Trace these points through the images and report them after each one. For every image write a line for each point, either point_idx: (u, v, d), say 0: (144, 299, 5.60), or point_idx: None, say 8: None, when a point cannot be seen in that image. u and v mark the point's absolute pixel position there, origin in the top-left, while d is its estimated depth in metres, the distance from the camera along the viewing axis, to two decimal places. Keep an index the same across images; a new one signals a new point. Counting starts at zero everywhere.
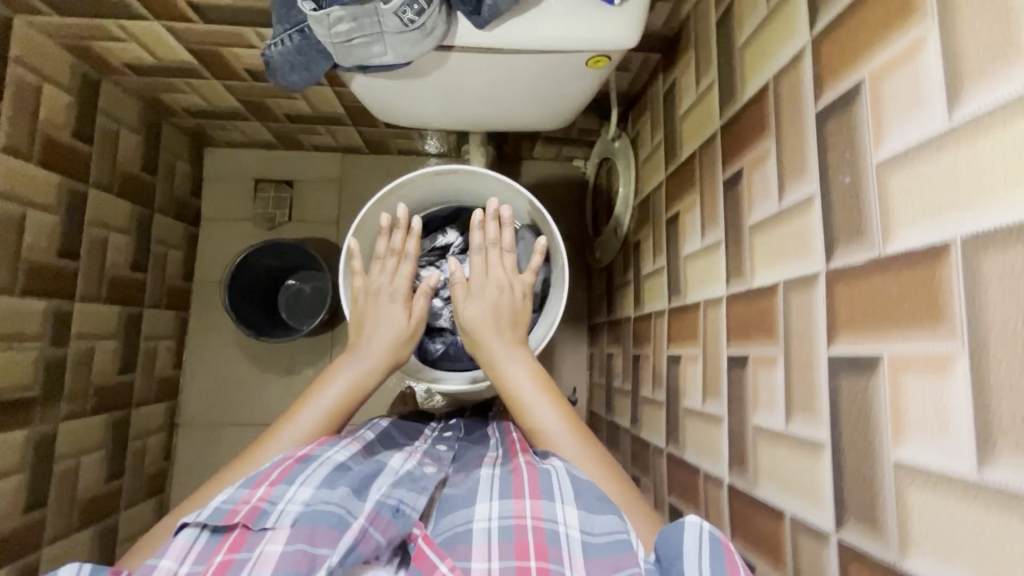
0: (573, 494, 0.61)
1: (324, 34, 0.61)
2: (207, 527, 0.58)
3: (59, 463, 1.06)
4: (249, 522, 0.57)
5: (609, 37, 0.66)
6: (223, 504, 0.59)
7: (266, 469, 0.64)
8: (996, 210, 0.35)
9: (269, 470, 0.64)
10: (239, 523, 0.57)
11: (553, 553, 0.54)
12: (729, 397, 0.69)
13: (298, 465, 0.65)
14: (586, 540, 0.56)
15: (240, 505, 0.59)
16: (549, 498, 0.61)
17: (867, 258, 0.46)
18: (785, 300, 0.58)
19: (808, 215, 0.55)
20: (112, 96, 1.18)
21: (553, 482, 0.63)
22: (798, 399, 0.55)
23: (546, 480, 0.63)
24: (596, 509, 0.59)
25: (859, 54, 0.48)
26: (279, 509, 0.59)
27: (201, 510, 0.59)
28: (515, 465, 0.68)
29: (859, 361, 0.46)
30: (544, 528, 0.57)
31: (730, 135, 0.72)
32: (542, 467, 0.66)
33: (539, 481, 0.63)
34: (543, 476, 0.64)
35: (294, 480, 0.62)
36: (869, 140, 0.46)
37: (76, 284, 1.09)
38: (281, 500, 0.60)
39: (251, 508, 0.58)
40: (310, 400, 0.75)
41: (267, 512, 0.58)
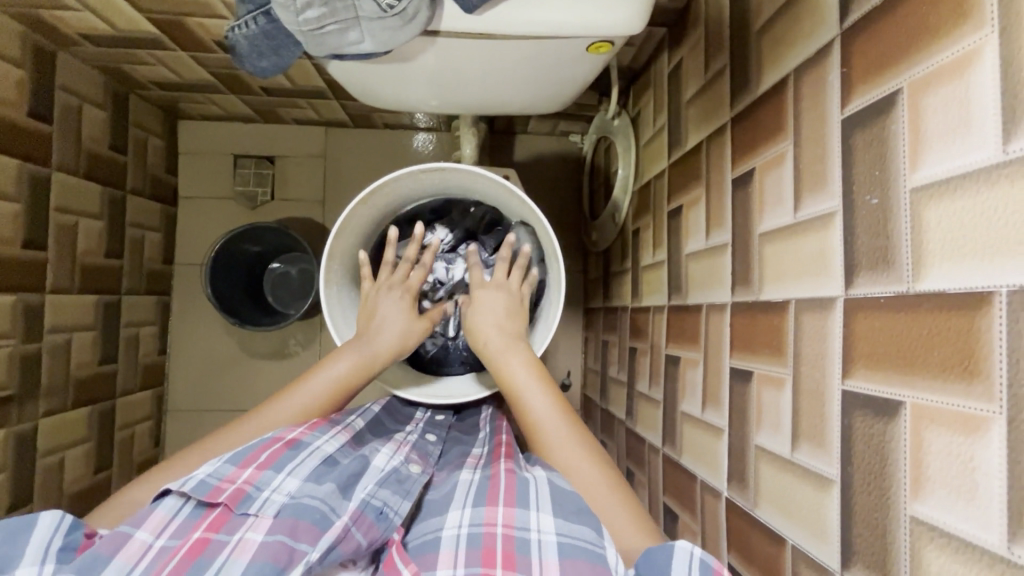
0: (550, 502, 0.57)
1: (292, 21, 0.54)
2: (191, 499, 0.57)
3: (44, 459, 1.03)
4: (232, 504, 0.56)
5: (614, 22, 0.60)
6: (209, 478, 0.58)
7: (256, 446, 0.62)
8: None
9: (259, 451, 0.61)
10: (222, 502, 0.56)
11: (520, 563, 0.51)
12: (730, 410, 0.67)
13: (289, 451, 0.63)
14: (561, 543, 0.52)
15: (224, 483, 0.58)
16: (524, 506, 0.57)
17: (890, 294, 0.42)
18: (796, 320, 0.54)
19: (826, 233, 0.50)
20: (71, 69, 1.08)
21: (530, 491, 0.59)
22: (806, 427, 0.52)
23: (522, 489, 0.60)
24: (570, 513, 0.55)
25: (899, 59, 0.42)
26: (264, 497, 0.57)
27: (186, 479, 0.58)
28: (493, 472, 0.65)
29: (875, 402, 0.43)
30: (513, 537, 0.54)
31: (742, 130, 0.67)
32: (521, 476, 0.63)
33: (516, 491, 0.60)
34: (520, 485, 0.61)
35: (282, 468, 0.60)
36: (904, 160, 0.41)
37: (45, 276, 1.04)
38: (266, 488, 0.58)
39: (235, 490, 0.57)
40: (314, 375, 0.73)
41: (251, 498, 0.57)
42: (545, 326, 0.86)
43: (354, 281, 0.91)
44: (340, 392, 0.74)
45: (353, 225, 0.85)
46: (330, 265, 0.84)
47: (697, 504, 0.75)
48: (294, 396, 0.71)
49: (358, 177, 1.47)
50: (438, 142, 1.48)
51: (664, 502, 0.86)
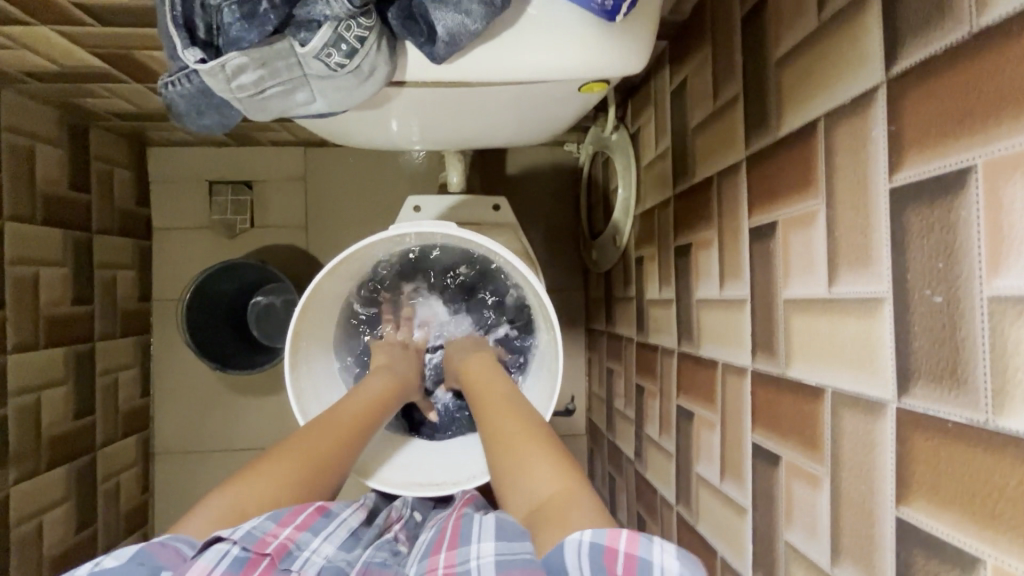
0: (492, 530, 0.54)
1: (224, 87, 0.46)
2: (238, 548, 0.48)
3: (17, 528, 0.97)
4: (276, 560, 0.50)
5: (610, 62, 0.51)
6: (254, 529, 0.51)
7: (295, 505, 0.55)
8: None
9: (298, 510, 0.55)
10: (268, 558, 0.50)
11: None
12: (754, 491, 0.59)
13: (323, 517, 0.58)
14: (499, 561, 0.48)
15: (269, 538, 0.51)
16: (466, 543, 0.54)
17: (962, 421, 0.34)
18: (833, 414, 0.46)
19: (870, 322, 0.42)
20: (19, 105, 1.00)
21: (473, 526, 0.58)
22: (849, 543, 0.45)
23: (466, 529, 0.58)
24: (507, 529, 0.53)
25: (970, 128, 0.34)
26: (305, 557, 0.52)
27: (232, 529, 0.50)
28: (446, 523, 0.64)
29: (942, 547, 0.36)
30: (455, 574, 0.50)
31: (760, 174, 0.58)
32: (468, 519, 0.62)
33: (461, 531, 0.58)
34: (465, 525, 0.59)
35: (319, 532, 0.56)
36: (978, 260, 0.33)
37: (5, 335, 0.96)
38: (306, 548, 0.53)
39: (282, 545, 0.51)
40: (338, 408, 0.69)
41: (293, 556, 0.51)
42: (543, 391, 0.79)
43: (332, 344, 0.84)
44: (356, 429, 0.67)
45: (328, 288, 0.77)
46: (298, 340, 0.75)
47: None
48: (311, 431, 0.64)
49: (343, 200, 1.37)
50: (426, 157, 1.38)
51: None
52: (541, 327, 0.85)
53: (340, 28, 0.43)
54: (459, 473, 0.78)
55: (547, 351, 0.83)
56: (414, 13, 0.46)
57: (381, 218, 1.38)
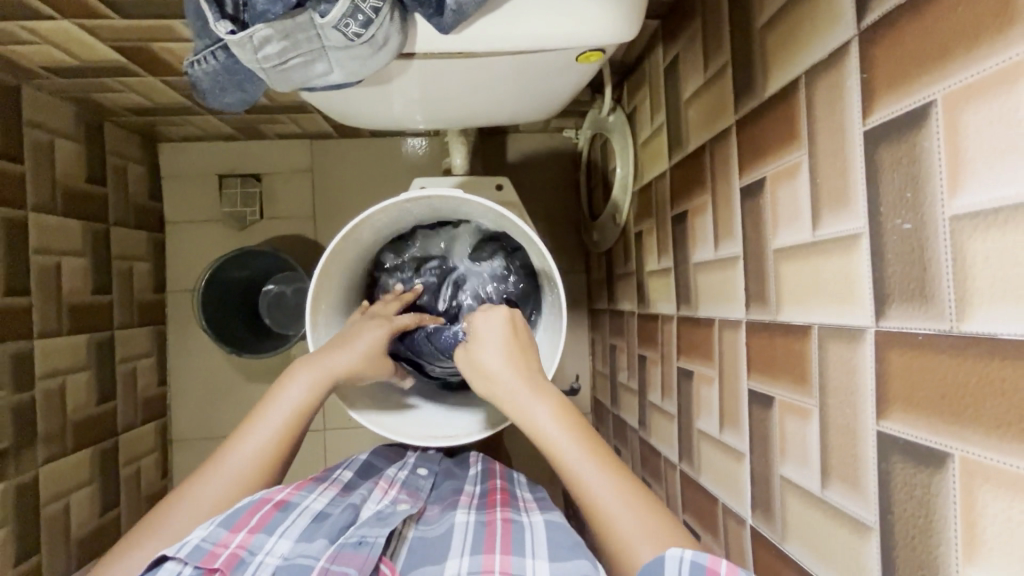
0: (545, 548, 0.61)
1: (251, 59, 0.50)
2: (188, 563, 0.57)
3: (47, 507, 1.01)
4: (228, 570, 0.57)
5: (604, 30, 0.55)
6: (202, 542, 0.58)
7: (247, 509, 0.63)
8: None
9: (251, 513, 0.62)
10: (218, 569, 0.57)
11: None
12: (751, 434, 0.63)
13: (278, 512, 0.64)
14: None
15: (218, 548, 0.58)
16: (520, 553, 0.60)
17: (930, 331, 0.38)
18: (820, 348, 0.50)
19: (850, 257, 0.46)
20: (38, 102, 1.04)
21: (525, 537, 0.63)
22: (838, 464, 0.48)
23: (518, 536, 0.63)
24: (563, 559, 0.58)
25: (930, 67, 0.38)
26: (257, 561, 0.59)
27: (180, 544, 0.58)
28: (491, 520, 0.67)
29: (916, 450, 0.39)
30: None
31: (749, 135, 0.62)
32: (518, 523, 0.66)
33: (513, 538, 0.63)
34: (517, 531, 0.64)
35: (273, 530, 0.62)
36: (941, 184, 0.37)
37: (31, 321, 1.01)
38: (259, 552, 0.60)
39: (230, 555, 0.58)
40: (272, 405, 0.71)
41: (245, 562, 0.58)
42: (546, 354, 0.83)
43: (346, 312, 0.88)
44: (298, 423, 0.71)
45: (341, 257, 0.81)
46: (315, 309, 0.79)
47: (719, 527, 0.71)
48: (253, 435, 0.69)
49: (349, 190, 1.41)
50: (430, 145, 1.42)
51: (683, 521, 0.83)
52: (547, 288, 0.88)
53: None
54: (468, 427, 0.82)
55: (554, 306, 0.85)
56: None
57: None
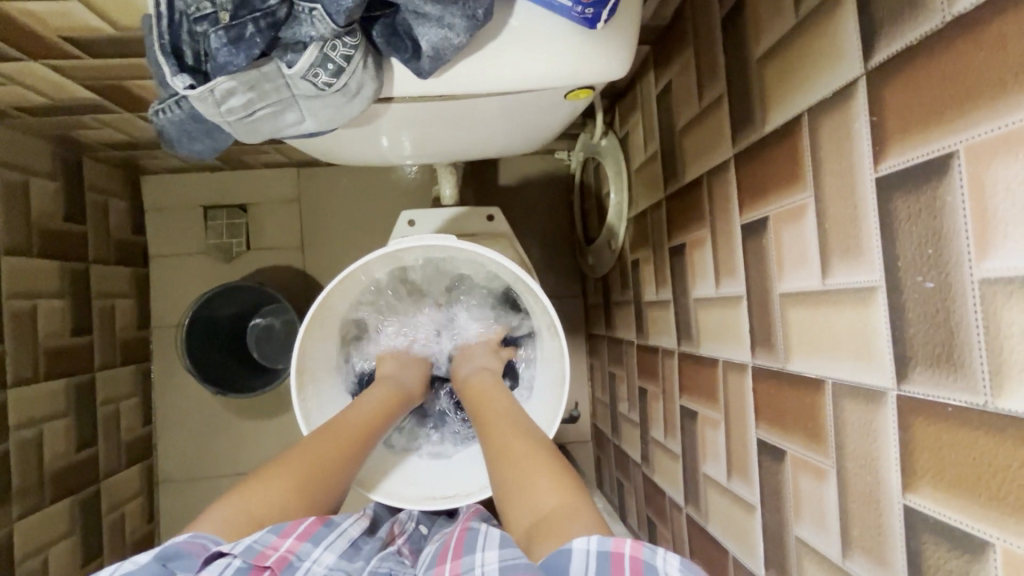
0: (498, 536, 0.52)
1: (214, 111, 0.46)
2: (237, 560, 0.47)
3: (23, 564, 0.97)
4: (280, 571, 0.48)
5: (594, 67, 0.52)
6: (254, 543, 0.49)
7: (291, 518, 0.55)
8: None
9: (295, 523, 0.54)
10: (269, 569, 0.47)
11: None
12: (761, 487, 0.59)
13: (323, 527, 0.57)
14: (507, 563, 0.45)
15: (269, 550, 0.49)
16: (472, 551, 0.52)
17: (961, 404, 0.35)
18: (835, 406, 0.46)
19: (866, 311, 0.42)
20: (12, 141, 1.00)
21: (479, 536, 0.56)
22: (860, 535, 0.44)
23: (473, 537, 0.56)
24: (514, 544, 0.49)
25: (949, 114, 0.34)
26: (307, 567, 0.50)
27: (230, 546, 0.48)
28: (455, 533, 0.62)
29: (952, 533, 0.35)
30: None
31: (748, 171, 0.59)
32: (471, 528, 0.60)
33: (466, 538, 0.56)
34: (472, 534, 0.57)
35: (318, 543, 0.55)
36: (967, 244, 0.34)
37: (4, 370, 0.96)
38: (307, 559, 0.52)
39: (282, 556, 0.49)
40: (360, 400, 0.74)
41: (294, 566, 0.50)
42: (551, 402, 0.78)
43: (336, 364, 0.85)
44: (372, 421, 0.72)
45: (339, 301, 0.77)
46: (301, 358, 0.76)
47: None
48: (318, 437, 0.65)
49: (338, 218, 1.38)
50: (420, 171, 1.38)
51: None
52: (541, 334, 0.85)
53: (326, 48, 0.44)
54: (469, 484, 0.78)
55: (552, 358, 0.82)
56: (398, 30, 0.46)
57: (377, 234, 1.39)
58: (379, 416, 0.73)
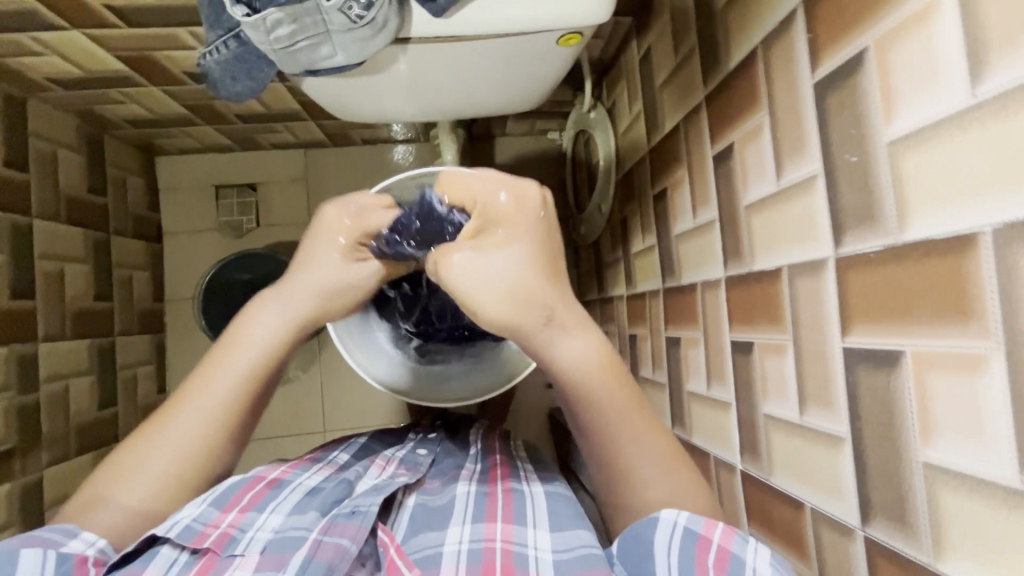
0: (546, 521, 0.62)
1: (262, 40, 0.55)
2: (184, 549, 0.57)
3: (51, 509, 1.02)
4: (217, 548, 0.57)
5: (581, 12, 0.61)
6: (193, 522, 0.58)
7: (239, 488, 0.65)
8: (1014, 200, 0.33)
9: (242, 494, 0.64)
10: (208, 548, 0.57)
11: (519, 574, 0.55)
12: (736, 383, 0.67)
13: (269, 491, 0.66)
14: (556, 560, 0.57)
15: (208, 528, 0.58)
16: (521, 523, 0.62)
17: (879, 248, 0.43)
18: (791, 286, 0.55)
19: (811, 196, 0.51)
20: (42, 114, 1.08)
21: (526, 509, 0.64)
22: (812, 389, 0.52)
23: (519, 507, 0.65)
24: (562, 526, 0.61)
25: (862, 18, 0.43)
26: (248, 537, 0.59)
27: (169, 525, 0.58)
28: (491, 491, 0.68)
29: (878, 356, 0.44)
30: (513, 551, 0.58)
31: (717, 107, 0.68)
32: (518, 492, 0.68)
33: (513, 508, 0.64)
34: (518, 503, 0.66)
35: (264, 507, 0.63)
36: (878, 116, 0.42)
37: (36, 325, 1.03)
38: (250, 528, 0.60)
39: (221, 534, 0.58)
40: (236, 345, 0.67)
41: (236, 540, 0.58)
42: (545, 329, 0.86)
43: None
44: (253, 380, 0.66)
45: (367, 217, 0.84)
46: None
47: (713, 482, 0.75)
48: (227, 369, 0.66)
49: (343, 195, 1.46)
50: (420, 152, 1.47)
51: None
52: None
53: None
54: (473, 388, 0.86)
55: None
56: None
57: None
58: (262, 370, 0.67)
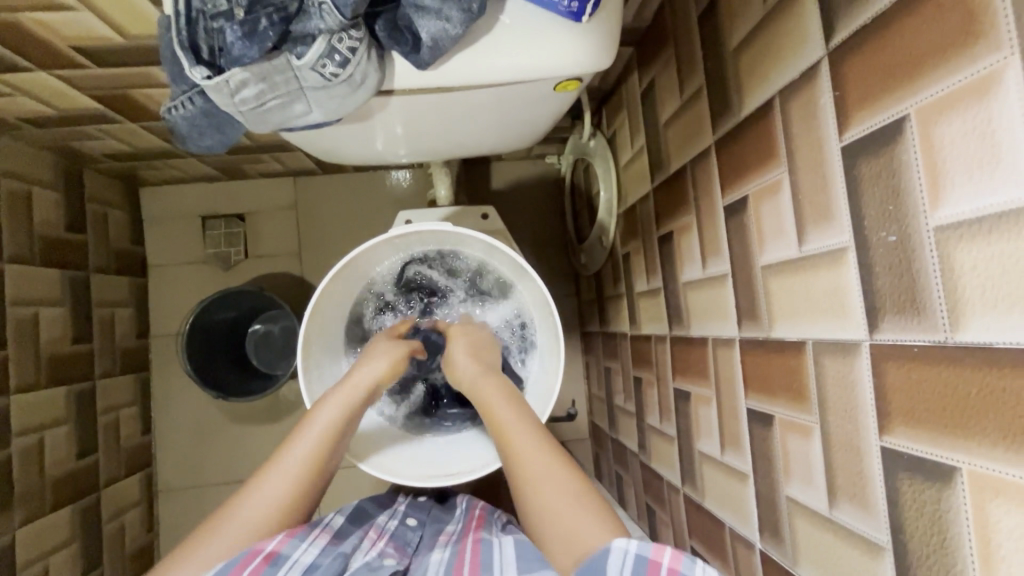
0: (513, 560, 0.63)
1: (228, 101, 0.50)
2: None
3: (25, 571, 0.97)
4: None
5: (580, 59, 0.56)
6: None
7: (235, 563, 0.56)
8: None
9: (240, 568, 0.56)
10: None
11: None
12: (753, 454, 0.62)
13: (268, 566, 0.58)
14: None
15: None
16: (488, 571, 0.63)
17: (926, 344, 0.38)
18: (816, 364, 0.49)
19: (840, 270, 0.46)
20: (15, 152, 1.03)
21: (493, 556, 0.65)
22: (844, 483, 0.47)
23: (486, 556, 0.66)
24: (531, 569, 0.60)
25: (899, 83, 0.38)
26: None
27: None
28: (463, 546, 0.70)
29: (926, 466, 0.38)
30: None
31: (729, 155, 0.62)
32: (486, 542, 0.69)
33: (481, 558, 0.66)
34: (484, 552, 0.67)
35: None
36: (922, 194, 0.37)
37: (8, 376, 0.97)
38: None
39: None
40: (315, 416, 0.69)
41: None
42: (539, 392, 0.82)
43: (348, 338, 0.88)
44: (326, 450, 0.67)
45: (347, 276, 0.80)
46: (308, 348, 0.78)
47: (728, 554, 0.69)
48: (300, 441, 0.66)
49: (334, 224, 1.41)
50: (414, 178, 1.42)
51: (691, 547, 0.80)
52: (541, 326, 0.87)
53: (333, 40, 0.48)
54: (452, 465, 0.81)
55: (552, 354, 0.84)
56: (399, 24, 0.51)
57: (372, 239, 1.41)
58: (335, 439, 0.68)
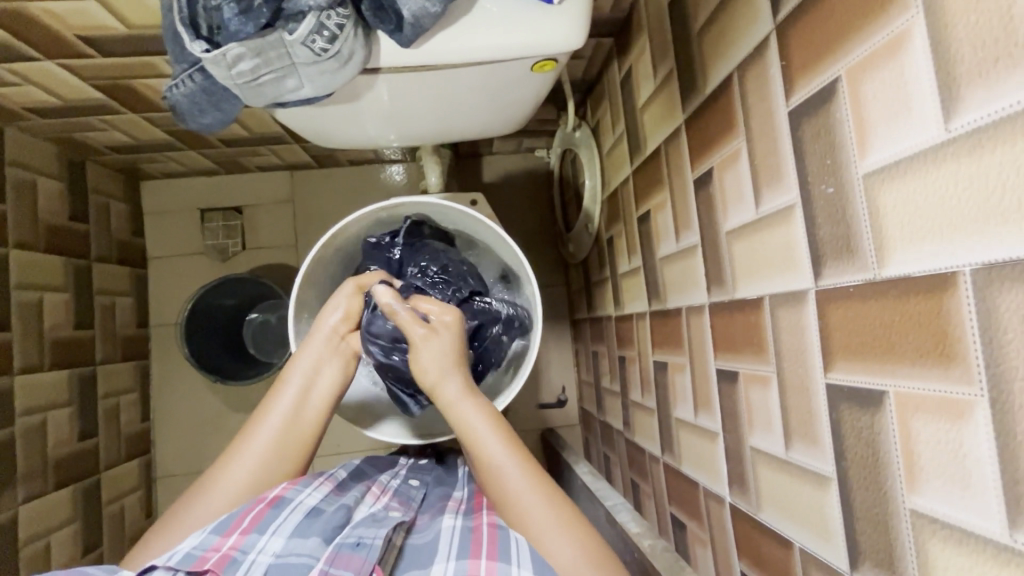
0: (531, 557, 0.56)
1: (225, 75, 0.54)
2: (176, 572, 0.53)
3: (27, 547, 1.00)
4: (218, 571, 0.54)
5: (553, 39, 0.60)
6: (193, 549, 0.55)
7: (240, 511, 0.60)
8: (994, 244, 0.31)
9: (243, 514, 0.60)
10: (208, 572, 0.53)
11: None
12: (722, 413, 0.65)
13: (271, 510, 0.61)
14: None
15: (209, 552, 0.55)
16: (505, 559, 0.56)
17: (858, 282, 0.41)
18: (772, 316, 0.53)
19: (790, 225, 0.49)
20: (20, 142, 1.07)
21: (511, 543, 0.58)
22: (797, 425, 0.50)
23: (505, 541, 0.59)
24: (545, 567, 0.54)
25: (832, 49, 0.42)
26: (250, 559, 0.55)
27: (169, 555, 0.54)
28: (476, 523, 0.63)
29: (861, 395, 0.42)
30: None
31: (696, 131, 0.66)
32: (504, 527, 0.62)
33: (498, 542, 0.59)
34: (502, 536, 0.60)
35: (266, 529, 0.59)
36: (853, 146, 0.41)
37: (12, 357, 1.01)
38: (251, 550, 0.56)
39: (222, 555, 0.55)
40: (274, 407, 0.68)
41: (237, 562, 0.55)
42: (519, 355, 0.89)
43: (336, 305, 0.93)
44: (289, 445, 0.67)
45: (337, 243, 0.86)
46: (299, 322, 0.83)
47: (702, 513, 0.72)
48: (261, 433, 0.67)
49: (328, 216, 1.44)
50: (408, 172, 1.46)
51: (670, 512, 0.84)
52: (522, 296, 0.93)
53: (322, 17, 0.52)
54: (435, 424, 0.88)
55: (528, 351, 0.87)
56: (384, 4, 0.55)
57: None
58: (294, 435, 0.68)
